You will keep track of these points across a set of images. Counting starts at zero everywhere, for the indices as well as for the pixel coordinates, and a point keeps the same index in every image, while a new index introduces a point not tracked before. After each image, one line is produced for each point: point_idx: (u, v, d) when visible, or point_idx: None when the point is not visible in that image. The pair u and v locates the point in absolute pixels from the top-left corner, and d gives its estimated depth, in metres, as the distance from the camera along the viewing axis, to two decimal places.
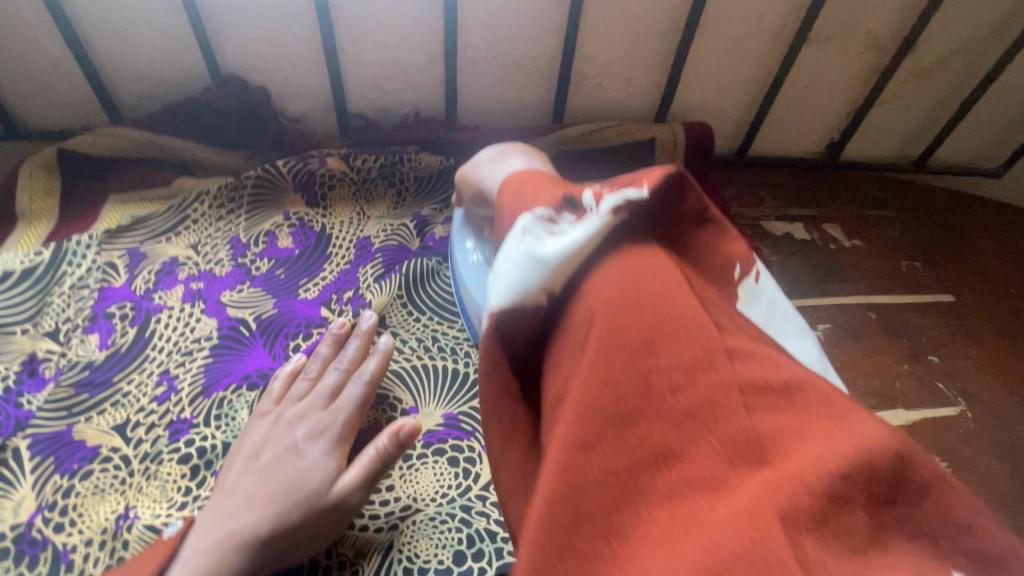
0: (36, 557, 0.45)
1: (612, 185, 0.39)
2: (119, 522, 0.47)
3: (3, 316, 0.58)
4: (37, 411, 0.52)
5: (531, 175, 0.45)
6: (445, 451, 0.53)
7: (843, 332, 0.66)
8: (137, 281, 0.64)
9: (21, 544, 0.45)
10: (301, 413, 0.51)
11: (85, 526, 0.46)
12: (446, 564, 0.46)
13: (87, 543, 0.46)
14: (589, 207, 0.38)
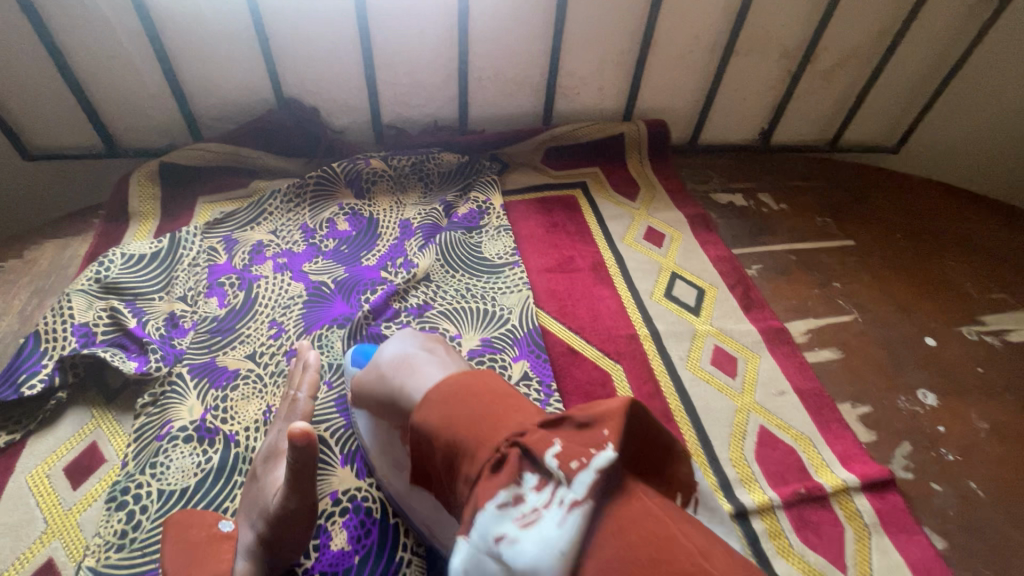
0: (213, 439, 0.63)
1: (571, 445, 0.37)
2: (266, 414, 0.66)
3: (142, 286, 0.76)
4: (187, 348, 0.71)
5: (457, 393, 0.43)
6: (485, 361, 0.72)
7: (771, 270, 0.88)
8: (235, 259, 0.83)
9: (200, 431, 0.63)
10: (268, 448, 0.58)
11: (242, 419, 0.65)
12: None
13: (246, 429, 0.64)
14: (555, 477, 0.35)
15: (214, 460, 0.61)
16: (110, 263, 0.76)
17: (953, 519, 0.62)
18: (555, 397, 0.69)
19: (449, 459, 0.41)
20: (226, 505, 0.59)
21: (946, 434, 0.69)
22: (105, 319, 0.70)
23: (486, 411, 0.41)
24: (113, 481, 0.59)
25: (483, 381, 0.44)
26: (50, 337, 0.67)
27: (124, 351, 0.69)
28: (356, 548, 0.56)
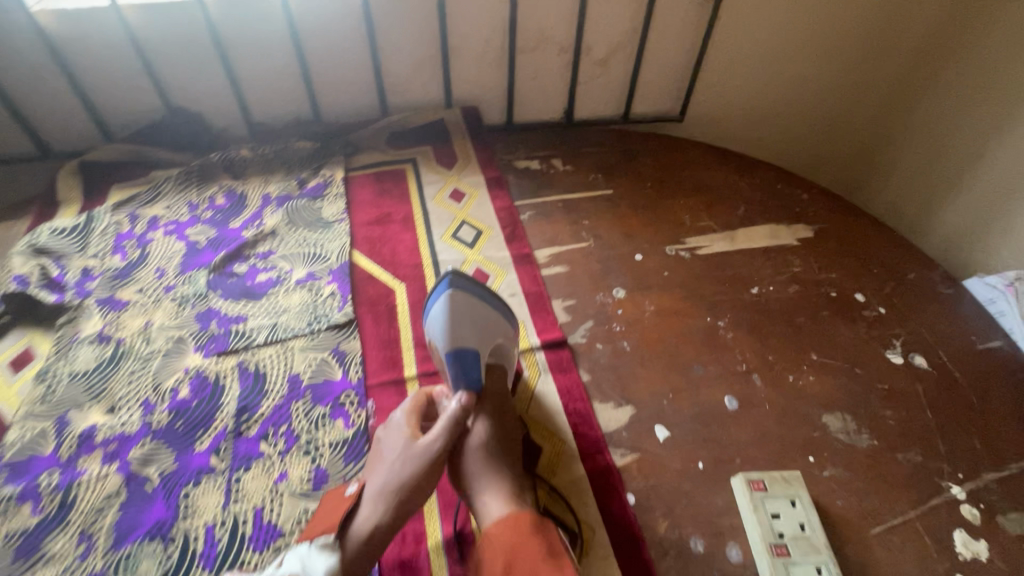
0: (108, 341, 0.94)
1: None
2: (146, 324, 0.96)
3: (65, 249, 1.07)
4: (94, 287, 1.02)
5: (522, 527, 0.65)
6: (305, 285, 1.03)
7: (539, 214, 1.18)
8: (136, 228, 1.14)
9: (100, 337, 0.94)
10: (399, 421, 0.76)
11: (129, 328, 0.96)
12: (304, 324, 0.96)
13: (132, 334, 0.95)
14: None
15: (108, 353, 0.92)
16: (40, 234, 1.07)
17: (602, 364, 0.92)
18: (349, 304, 0.99)
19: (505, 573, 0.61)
20: (112, 377, 0.89)
21: (622, 314, 0.99)
22: (36, 272, 1.02)
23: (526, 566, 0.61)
24: (40, 367, 0.90)
25: (540, 526, 0.66)
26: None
27: (49, 291, 1.00)
28: (191, 394, 0.86)
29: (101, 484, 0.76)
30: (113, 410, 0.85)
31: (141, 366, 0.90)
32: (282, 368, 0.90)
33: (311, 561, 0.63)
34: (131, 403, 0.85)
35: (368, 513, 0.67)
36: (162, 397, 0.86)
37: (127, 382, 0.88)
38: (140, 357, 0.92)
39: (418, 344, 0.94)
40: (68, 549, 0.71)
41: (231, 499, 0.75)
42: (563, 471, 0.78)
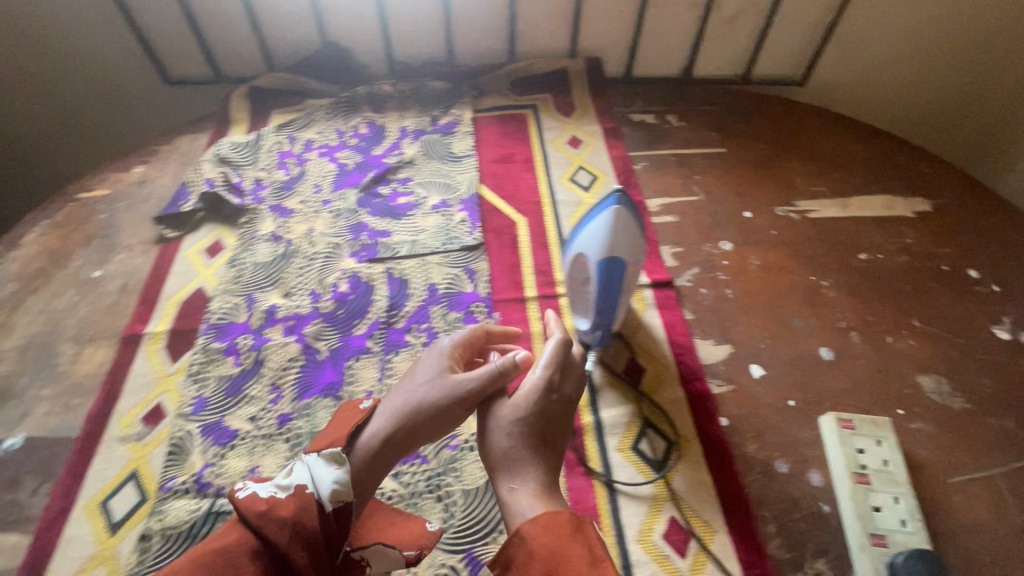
0: (280, 240, 1.12)
1: None
2: (310, 230, 1.13)
3: (241, 161, 1.26)
4: (266, 196, 1.20)
5: (557, 530, 0.58)
6: (439, 211, 1.16)
7: (652, 166, 1.25)
8: (295, 148, 1.31)
9: (274, 236, 1.12)
10: (441, 351, 0.75)
11: (296, 231, 1.13)
12: (439, 244, 1.10)
13: (299, 236, 1.12)
14: None
15: (280, 249, 1.10)
16: (223, 146, 1.26)
17: (705, 306, 1.00)
18: (478, 230, 1.12)
19: None
20: (285, 269, 1.07)
21: (727, 265, 1.06)
22: (221, 178, 1.21)
23: (567, 565, 0.55)
24: (229, 256, 1.09)
25: (577, 532, 0.59)
26: (194, 183, 1.19)
27: (232, 193, 1.18)
28: (349, 290, 1.03)
29: (283, 351, 0.95)
30: (288, 294, 1.03)
31: (308, 264, 1.07)
32: (422, 277, 1.05)
33: (323, 471, 0.65)
34: (302, 291, 1.03)
35: (379, 425, 0.69)
36: (326, 290, 1.03)
37: (298, 275, 1.06)
38: (306, 255, 1.09)
39: (538, 272, 1.06)
40: (263, 395, 0.89)
41: (385, 375, 0.92)
42: (664, 391, 0.88)
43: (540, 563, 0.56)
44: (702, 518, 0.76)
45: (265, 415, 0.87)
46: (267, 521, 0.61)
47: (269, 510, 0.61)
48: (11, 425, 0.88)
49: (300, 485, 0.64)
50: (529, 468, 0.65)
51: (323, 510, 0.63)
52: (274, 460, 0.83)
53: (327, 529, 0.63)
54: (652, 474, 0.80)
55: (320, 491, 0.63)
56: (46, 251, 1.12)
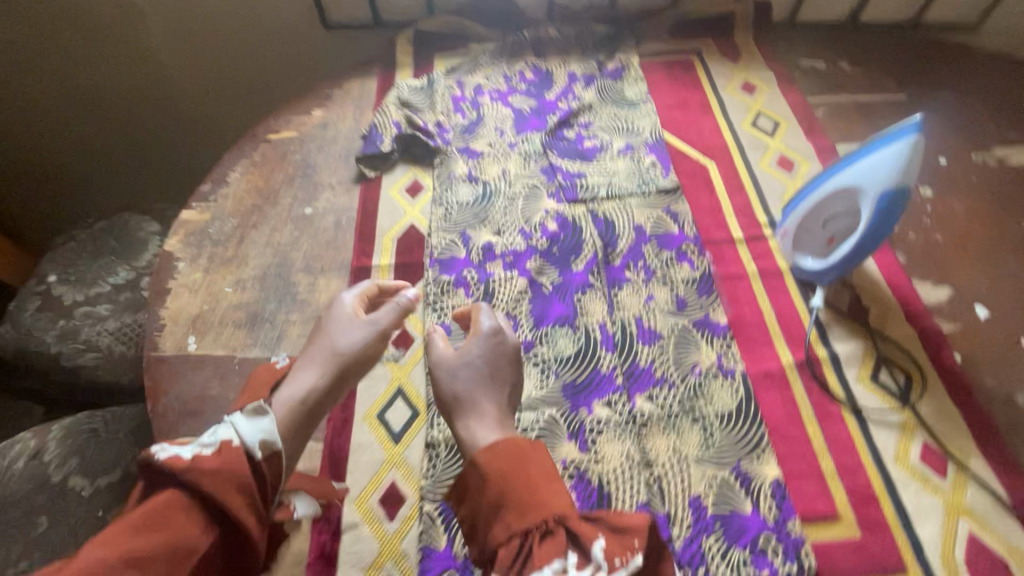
0: (477, 180, 1.15)
1: (611, 547, 0.62)
2: (503, 171, 1.16)
3: (419, 105, 1.26)
4: (453, 138, 1.22)
5: (511, 456, 0.68)
6: (628, 154, 1.17)
7: (833, 112, 1.23)
8: (466, 93, 1.31)
9: (471, 176, 1.15)
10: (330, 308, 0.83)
11: (490, 172, 1.16)
12: (636, 186, 1.12)
13: (494, 177, 1.15)
14: (597, 562, 0.60)
15: (480, 189, 1.13)
16: (402, 89, 1.28)
17: (917, 250, 1.01)
18: (671, 173, 1.13)
19: (498, 498, 0.66)
20: (490, 209, 1.10)
21: (932, 210, 1.06)
22: (405, 121, 1.22)
23: (536, 486, 0.65)
24: (431, 195, 1.13)
25: (533, 452, 0.69)
26: (382, 125, 1.21)
27: (420, 134, 1.21)
28: (559, 229, 1.06)
29: (511, 284, 0.99)
30: (500, 232, 1.06)
31: (511, 203, 1.11)
32: (627, 218, 1.07)
33: (245, 426, 0.69)
34: (513, 229, 1.07)
35: (315, 380, 0.75)
36: (536, 229, 1.06)
37: (504, 214, 1.09)
38: (507, 195, 1.12)
39: (740, 214, 1.07)
40: (502, 324, 0.95)
41: (615, 308, 0.96)
42: (893, 328, 0.91)
43: (494, 485, 0.67)
44: (955, 443, 0.81)
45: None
46: (222, 486, 0.63)
47: (224, 464, 0.64)
48: (273, 346, 0.95)
49: (224, 441, 0.67)
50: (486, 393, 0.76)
51: (251, 456, 0.67)
52: (529, 381, 0.89)
53: (262, 477, 0.68)
54: (898, 403, 0.84)
55: (250, 444, 0.68)
56: (253, 189, 1.16)
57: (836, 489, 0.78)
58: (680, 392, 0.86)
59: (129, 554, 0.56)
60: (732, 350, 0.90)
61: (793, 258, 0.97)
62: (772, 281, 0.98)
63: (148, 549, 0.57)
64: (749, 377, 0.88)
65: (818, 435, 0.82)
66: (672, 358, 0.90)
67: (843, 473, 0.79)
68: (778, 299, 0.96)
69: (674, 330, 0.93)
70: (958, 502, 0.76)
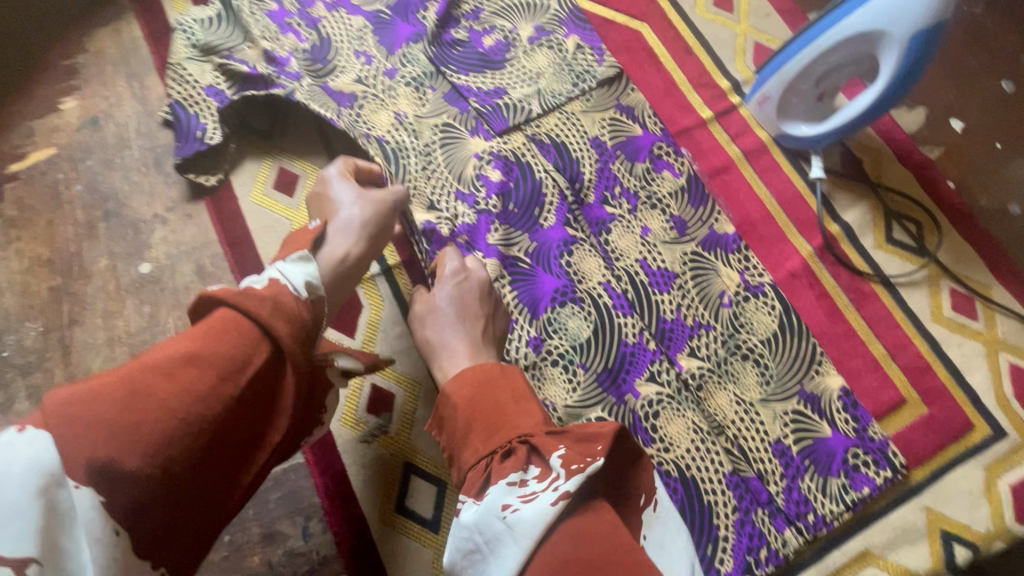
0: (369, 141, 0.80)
1: (572, 449, 0.47)
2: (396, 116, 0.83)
3: (228, 43, 0.83)
4: (302, 73, 0.82)
5: (480, 379, 0.55)
6: (544, 43, 0.89)
7: None
8: (285, 3, 0.86)
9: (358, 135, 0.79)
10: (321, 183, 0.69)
11: (381, 125, 0.82)
12: (571, 87, 0.86)
13: (390, 129, 0.82)
14: (555, 471, 0.45)
15: (377, 154, 0.80)
16: (191, 29, 0.83)
17: None
18: (606, 55, 0.88)
19: (467, 423, 0.52)
20: (408, 177, 0.79)
21: None
22: (220, 78, 0.81)
23: (504, 407, 0.52)
24: (318, 184, 0.81)
25: (504, 377, 0.55)
26: (194, 103, 0.79)
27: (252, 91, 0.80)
28: (503, 177, 0.80)
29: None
30: (434, 206, 0.77)
31: (431, 162, 0.81)
32: (578, 134, 0.84)
33: (293, 267, 0.51)
34: (447, 196, 0.79)
35: (349, 243, 0.62)
36: (477, 187, 0.79)
37: (428, 179, 0.79)
38: (419, 150, 0.81)
39: (698, 86, 0.88)
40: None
41: (612, 259, 0.78)
42: (889, 173, 0.84)
43: (462, 415, 0.53)
44: (976, 278, 0.79)
45: (511, 348, 0.72)
46: (278, 314, 0.45)
47: (281, 295, 0.46)
48: None
49: (273, 276, 0.48)
50: (460, 343, 0.62)
51: (301, 299, 0.48)
52: (557, 388, 0.71)
53: (314, 322, 0.49)
54: (919, 258, 0.79)
55: (297, 283, 0.49)
56: (38, 265, 0.75)
57: (894, 372, 0.74)
58: (720, 334, 0.75)
59: (184, 356, 0.40)
60: (752, 261, 0.78)
61: (778, 128, 0.82)
62: (761, 160, 0.84)
63: (199, 353, 0.41)
64: (779, 285, 0.77)
65: (860, 322, 0.77)
66: (697, 296, 0.76)
67: (894, 353, 0.75)
68: (775, 182, 0.83)
69: (686, 261, 0.78)
70: (994, 337, 0.76)
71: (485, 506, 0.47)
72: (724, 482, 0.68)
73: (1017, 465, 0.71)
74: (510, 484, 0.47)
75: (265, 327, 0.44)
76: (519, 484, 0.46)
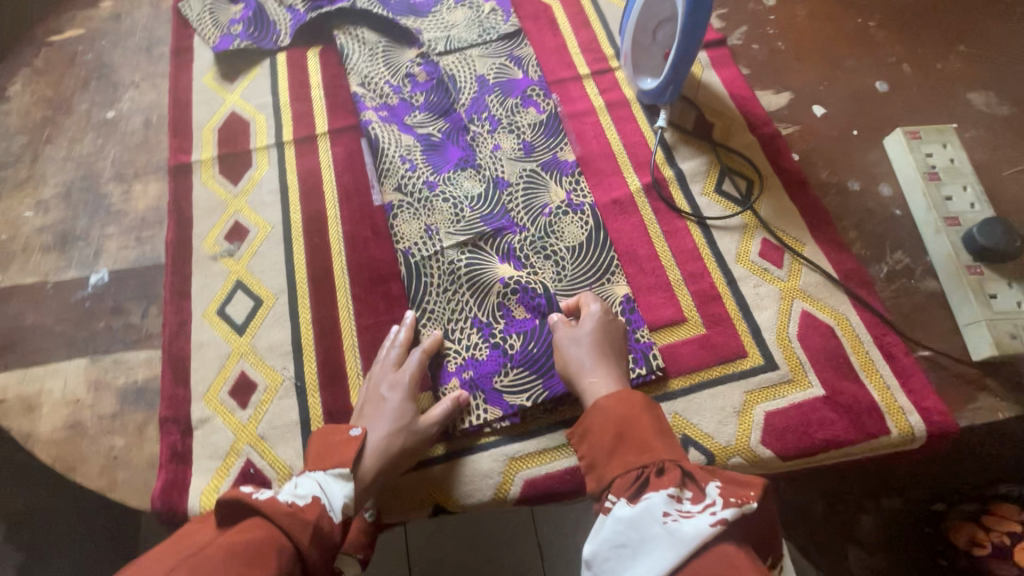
0: (344, 38, 1.02)
1: (727, 485, 0.52)
2: (352, 27, 1.03)
3: None
4: None
5: (626, 404, 0.62)
6: (465, 5, 1.06)
7: None
8: None
9: (339, 38, 1.02)
10: (390, 379, 0.72)
11: (348, 33, 1.02)
12: (475, 38, 1.02)
13: (348, 37, 1.02)
14: (711, 498, 0.51)
15: (344, 47, 1.01)
16: None
17: (761, 61, 0.99)
18: (513, 18, 1.04)
19: (616, 440, 0.60)
20: (352, 68, 0.98)
21: (774, 20, 1.04)
22: None
23: (649, 434, 0.60)
24: (257, 77, 1.01)
25: (648, 407, 0.63)
26: (275, 15, 1.04)
27: (321, 6, 1.04)
28: (428, 77, 0.98)
29: (396, 138, 0.91)
30: (365, 86, 0.96)
31: (369, 65, 0.99)
32: (468, 72, 0.99)
33: (333, 483, 0.61)
34: (378, 81, 0.97)
35: (381, 455, 0.66)
36: (405, 82, 0.97)
37: (368, 75, 0.98)
38: (359, 57, 1.00)
39: (585, 50, 1.01)
40: (398, 166, 0.88)
41: (462, 164, 0.90)
42: (736, 138, 0.91)
43: (611, 430, 0.61)
44: (790, 234, 0.83)
45: (409, 181, 0.86)
46: (313, 540, 0.55)
47: (318, 523, 0.56)
48: (90, 264, 0.85)
49: (315, 495, 0.58)
50: (609, 371, 0.68)
51: (333, 523, 0.58)
52: (444, 219, 0.84)
53: (334, 549, 0.57)
54: (739, 208, 0.85)
55: (333, 507, 0.59)
56: (42, 101, 0.99)
57: (682, 294, 0.79)
58: (531, 234, 0.84)
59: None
60: (581, 185, 0.88)
61: (635, 85, 0.93)
62: (620, 112, 0.94)
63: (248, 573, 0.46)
64: (599, 208, 0.86)
65: (665, 249, 0.83)
66: (522, 204, 0.86)
67: (689, 280, 0.80)
68: (625, 130, 0.93)
69: (523, 176, 0.89)
70: (794, 286, 0.79)
71: (643, 508, 0.52)
72: (503, 331, 0.77)
73: (778, 395, 0.73)
74: (669, 497, 0.52)
75: (298, 550, 0.53)
76: (675, 500, 0.52)
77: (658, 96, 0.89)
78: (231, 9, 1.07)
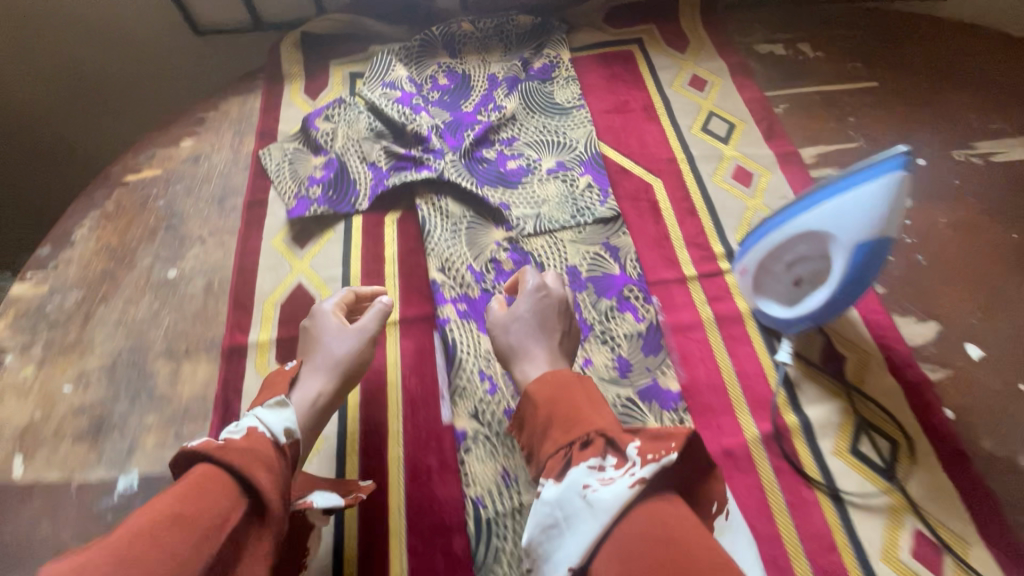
0: (426, 208, 0.94)
1: (648, 443, 0.52)
2: (435, 197, 0.96)
3: (384, 132, 1.03)
4: (449, 154, 0.98)
5: (559, 380, 0.60)
6: (558, 176, 0.98)
7: (796, 108, 1.05)
8: (406, 100, 1.05)
9: (421, 206, 0.95)
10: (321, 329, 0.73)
11: (431, 203, 0.95)
12: (568, 218, 0.93)
13: (431, 209, 0.94)
14: (631, 459, 0.50)
15: (425, 220, 0.93)
16: (359, 119, 1.04)
17: (898, 278, 0.86)
18: (611, 199, 0.95)
19: (547, 421, 0.58)
20: (432, 246, 0.90)
21: (910, 225, 0.91)
22: (383, 156, 0.99)
23: (581, 408, 0.57)
24: (330, 241, 0.94)
25: (580, 382, 0.60)
26: (355, 172, 0.98)
27: (405, 170, 0.97)
28: (515, 267, 0.88)
29: (475, 343, 0.81)
30: (445, 270, 0.88)
31: (451, 245, 0.90)
32: (559, 261, 0.89)
33: (270, 414, 0.60)
34: (459, 265, 0.88)
35: (322, 384, 0.68)
36: (488, 269, 0.88)
37: (448, 257, 0.89)
38: (441, 234, 0.91)
39: (691, 244, 0.90)
40: (475, 386, 0.77)
41: None
42: (874, 382, 0.77)
43: (542, 412, 0.59)
44: (951, 528, 0.67)
45: (488, 409, 0.75)
46: (257, 463, 0.53)
47: (259, 449, 0.54)
48: (121, 463, 0.75)
49: (252, 427, 0.57)
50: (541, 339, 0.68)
51: (278, 446, 0.57)
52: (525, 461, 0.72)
53: (287, 469, 0.57)
54: (881, 482, 0.70)
55: (275, 433, 0.58)
56: (104, 250, 0.94)
57: None
58: None
59: (167, 517, 0.45)
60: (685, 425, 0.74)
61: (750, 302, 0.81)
62: (732, 329, 0.82)
63: (183, 514, 0.45)
64: None
65: (790, 531, 0.68)
66: None
67: None
68: (738, 354, 0.80)
69: (618, 404, 0.76)
70: None
71: (566, 485, 0.51)
72: None
73: None
74: (590, 468, 0.51)
75: (242, 476, 0.51)
76: (598, 470, 0.50)
77: (785, 322, 0.76)
78: (311, 161, 1.01)
